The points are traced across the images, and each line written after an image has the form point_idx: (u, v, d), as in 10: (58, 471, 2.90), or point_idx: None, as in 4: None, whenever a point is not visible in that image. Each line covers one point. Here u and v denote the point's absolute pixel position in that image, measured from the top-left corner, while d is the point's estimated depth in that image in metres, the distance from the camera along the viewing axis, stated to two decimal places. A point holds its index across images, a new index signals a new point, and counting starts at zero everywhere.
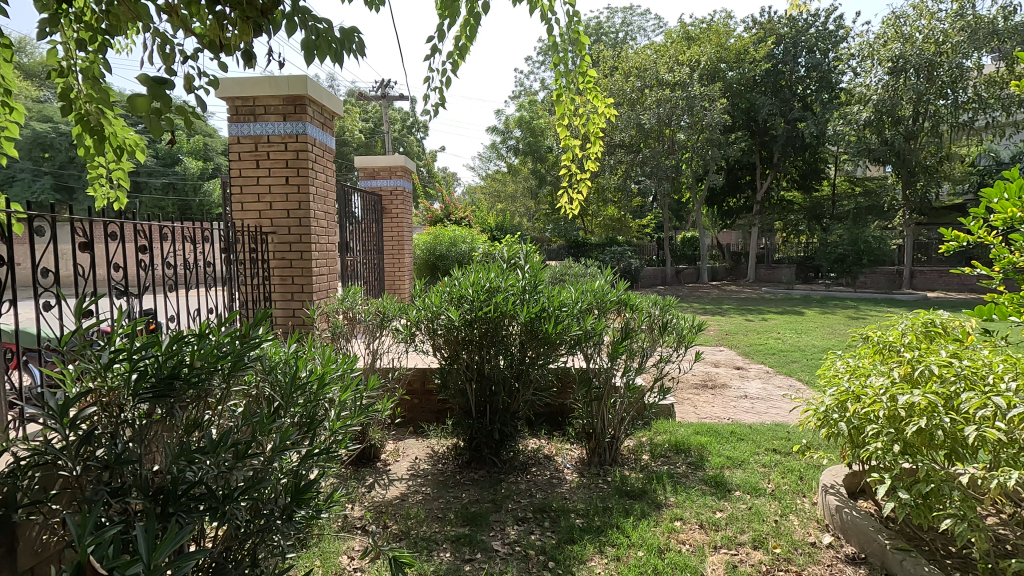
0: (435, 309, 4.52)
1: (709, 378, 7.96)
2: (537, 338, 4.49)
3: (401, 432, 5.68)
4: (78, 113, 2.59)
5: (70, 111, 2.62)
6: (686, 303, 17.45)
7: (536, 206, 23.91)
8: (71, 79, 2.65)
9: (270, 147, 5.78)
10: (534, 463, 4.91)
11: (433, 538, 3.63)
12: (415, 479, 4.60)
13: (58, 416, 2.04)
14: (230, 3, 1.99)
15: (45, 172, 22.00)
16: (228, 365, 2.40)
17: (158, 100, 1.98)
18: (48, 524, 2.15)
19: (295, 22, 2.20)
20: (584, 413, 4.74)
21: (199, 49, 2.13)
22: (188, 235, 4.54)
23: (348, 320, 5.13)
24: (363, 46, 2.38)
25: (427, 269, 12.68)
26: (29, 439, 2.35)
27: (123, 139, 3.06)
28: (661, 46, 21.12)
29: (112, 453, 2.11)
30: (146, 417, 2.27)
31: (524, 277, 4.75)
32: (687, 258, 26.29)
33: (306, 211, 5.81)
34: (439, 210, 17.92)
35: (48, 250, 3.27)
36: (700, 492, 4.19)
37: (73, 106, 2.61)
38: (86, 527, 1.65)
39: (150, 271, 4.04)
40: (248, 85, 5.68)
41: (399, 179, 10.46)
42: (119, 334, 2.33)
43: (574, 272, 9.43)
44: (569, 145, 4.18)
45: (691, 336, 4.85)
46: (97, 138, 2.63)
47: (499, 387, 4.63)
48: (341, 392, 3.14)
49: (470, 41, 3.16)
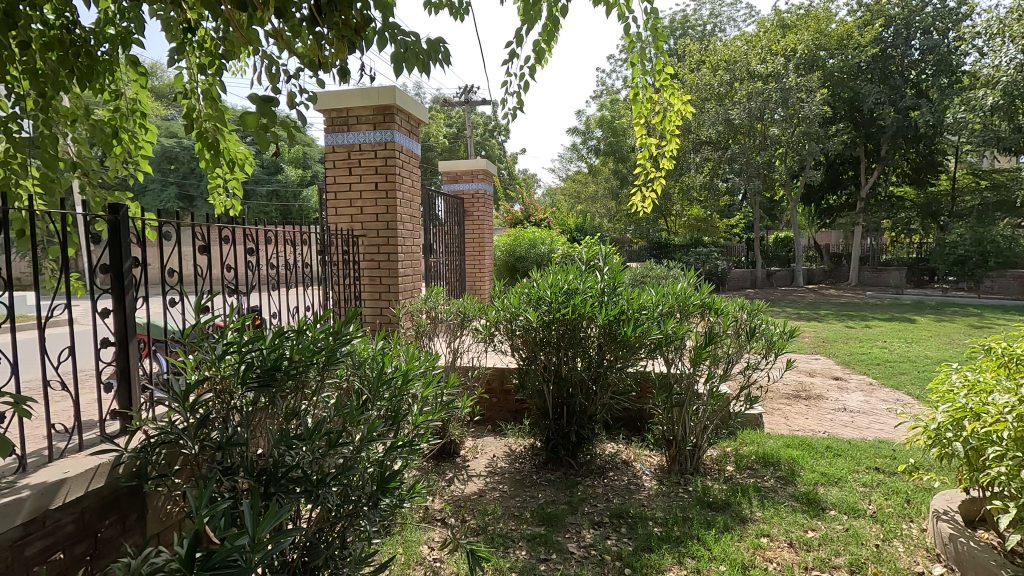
0: (514, 310, 4.62)
1: (802, 388, 7.47)
2: (616, 341, 4.42)
3: (479, 430, 5.81)
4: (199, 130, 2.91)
5: (193, 128, 2.95)
6: (777, 307, 16.48)
7: (617, 207, 23.33)
8: (195, 100, 2.98)
9: (361, 155, 6.14)
10: (611, 467, 4.85)
11: (509, 535, 3.69)
12: (492, 476, 4.71)
13: (181, 400, 2.33)
14: (328, 23, 2.17)
15: (171, 182, 24.63)
16: (323, 359, 2.60)
17: (265, 115, 2.18)
18: (171, 496, 2.45)
19: (386, 37, 2.35)
20: (664, 419, 4.63)
21: (301, 68, 2.34)
22: (289, 238, 4.91)
23: (431, 319, 5.34)
24: (448, 56, 2.49)
25: (507, 270, 12.87)
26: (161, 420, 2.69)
27: (236, 152, 3.40)
28: (753, 36, 20.00)
29: (224, 436, 2.37)
30: (252, 404, 2.52)
31: (603, 278, 4.70)
32: (779, 260, 24.75)
33: (393, 214, 6.11)
34: (519, 212, 18.17)
35: (174, 252, 3.67)
36: (790, 508, 3.95)
37: (195, 124, 2.95)
38: (204, 500, 1.86)
39: (257, 271, 4.41)
40: (343, 97, 6.06)
41: (481, 182, 10.69)
42: (230, 328, 2.59)
43: (656, 274, 9.22)
44: (646, 144, 4.11)
45: (782, 343, 4.57)
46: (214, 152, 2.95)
47: (577, 389, 4.64)
48: (423, 388, 3.29)
49: (549, 45, 3.19)
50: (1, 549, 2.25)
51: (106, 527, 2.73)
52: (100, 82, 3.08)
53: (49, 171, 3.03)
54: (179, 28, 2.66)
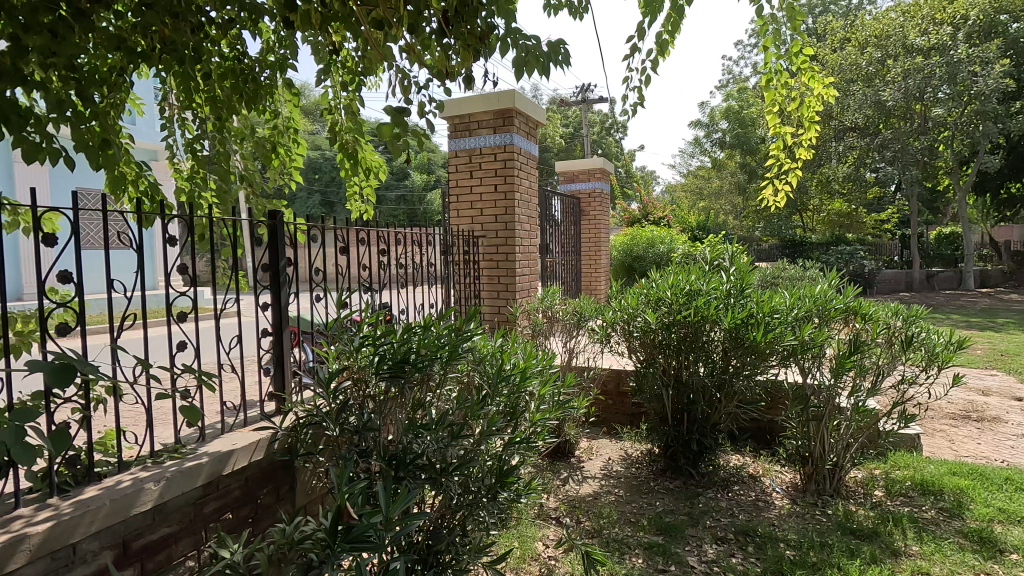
0: (631, 311, 4.52)
1: (973, 408, 6.43)
2: (743, 347, 4.14)
3: (594, 431, 5.76)
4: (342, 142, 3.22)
5: (337, 141, 3.27)
6: (940, 314, 14.36)
7: (744, 203, 21.82)
8: (339, 116, 3.30)
9: (482, 158, 6.36)
10: (737, 481, 4.54)
11: (625, 541, 3.61)
12: (607, 479, 4.64)
13: (325, 386, 2.59)
14: (455, 35, 2.28)
15: (315, 190, 27.42)
16: (446, 354, 2.75)
17: (398, 126, 2.34)
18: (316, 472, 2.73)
19: (508, 42, 2.41)
20: (799, 433, 4.25)
21: (430, 79, 2.49)
22: (415, 239, 5.23)
23: (547, 318, 5.39)
24: (569, 56, 2.50)
25: (625, 270, 12.60)
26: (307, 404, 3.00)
27: (371, 161, 3.70)
28: (911, 5, 17.61)
29: (360, 421, 2.59)
30: (384, 394, 2.73)
31: (729, 279, 4.43)
32: (943, 259, 21.54)
33: (511, 216, 6.26)
34: (637, 211, 17.71)
35: (319, 253, 4.08)
36: (956, 546, 3.42)
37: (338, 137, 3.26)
38: (345, 479, 2.06)
39: (388, 270, 4.76)
40: (466, 103, 6.32)
41: (598, 181, 10.58)
42: (365, 322, 2.83)
43: (790, 274, 8.48)
44: (779, 134, 3.80)
45: (947, 355, 3.98)
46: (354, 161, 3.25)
47: (699, 396, 4.41)
48: (541, 386, 3.33)
49: (672, 36, 3.07)
50: (187, 505, 2.67)
51: (265, 494, 3.12)
52: (262, 104, 3.52)
53: (223, 183, 3.52)
54: (324, 54, 2.98)
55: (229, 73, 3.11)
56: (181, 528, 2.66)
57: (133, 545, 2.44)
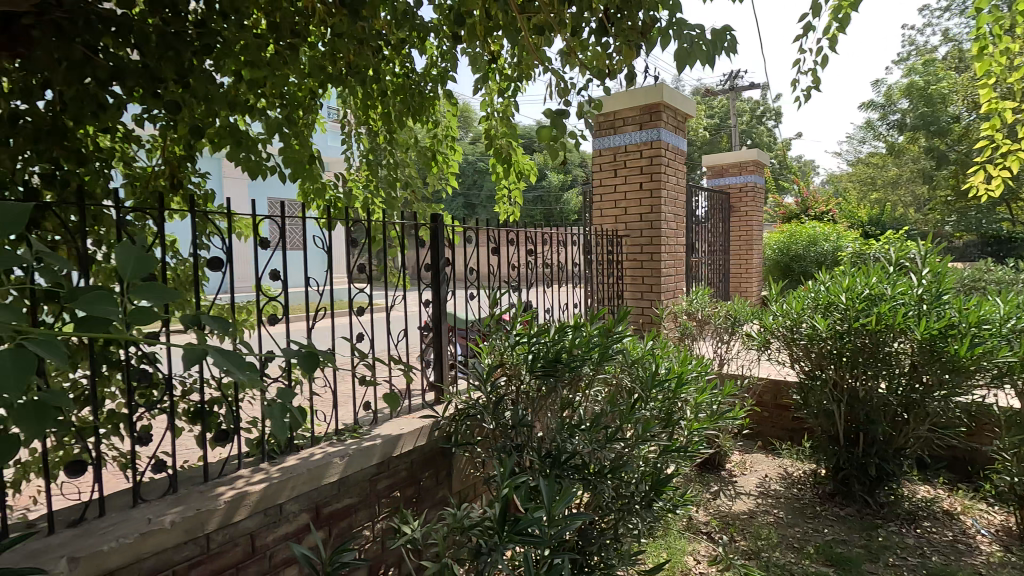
0: (796, 316, 4.13)
1: None
2: (939, 361, 3.57)
3: (748, 445, 5.35)
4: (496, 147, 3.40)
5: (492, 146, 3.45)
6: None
7: (930, 193, 18.79)
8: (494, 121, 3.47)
9: (627, 156, 6.24)
10: (928, 516, 3.93)
11: (789, 568, 3.30)
12: (765, 497, 4.29)
13: (483, 380, 2.74)
14: (616, 32, 2.26)
15: (459, 194, 29.04)
16: (598, 355, 2.75)
17: (556, 128, 2.38)
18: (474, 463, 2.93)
19: (670, 34, 2.32)
20: (1016, 468, 3.54)
21: (588, 79, 2.50)
22: (560, 239, 5.28)
23: (697, 321, 5.13)
24: (736, 43, 2.34)
25: (780, 271, 11.54)
26: (465, 396, 3.18)
27: (523, 163, 3.83)
28: None
29: (516, 416, 2.69)
30: (537, 391, 2.81)
31: (920, 282, 3.84)
32: None
33: (657, 214, 6.05)
34: (794, 206, 16.12)
35: (473, 253, 4.28)
36: None
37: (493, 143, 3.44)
38: (506, 471, 2.14)
39: (535, 270, 4.86)
40: (611, 101, 6.24)
41: (752, 174, 9.79)
42: (519, 320, 2.93)
43: (999, 277, 7.11)
44: (993, 111, 3.21)
45: None
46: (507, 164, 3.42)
47: (880, 415, 3.88)
48: (696, 393, 3.17)
49: (856, 8, 2.74)
50: (364, 480, 2.98)
51: (426, 477, 3.36)
52: (426, 116, 3.79)
53: (392, 189, 3.86)
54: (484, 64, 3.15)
55: (399, 90, 3.43)
56: (359, 500, 2.97)
57: (323, 510, 2.78)
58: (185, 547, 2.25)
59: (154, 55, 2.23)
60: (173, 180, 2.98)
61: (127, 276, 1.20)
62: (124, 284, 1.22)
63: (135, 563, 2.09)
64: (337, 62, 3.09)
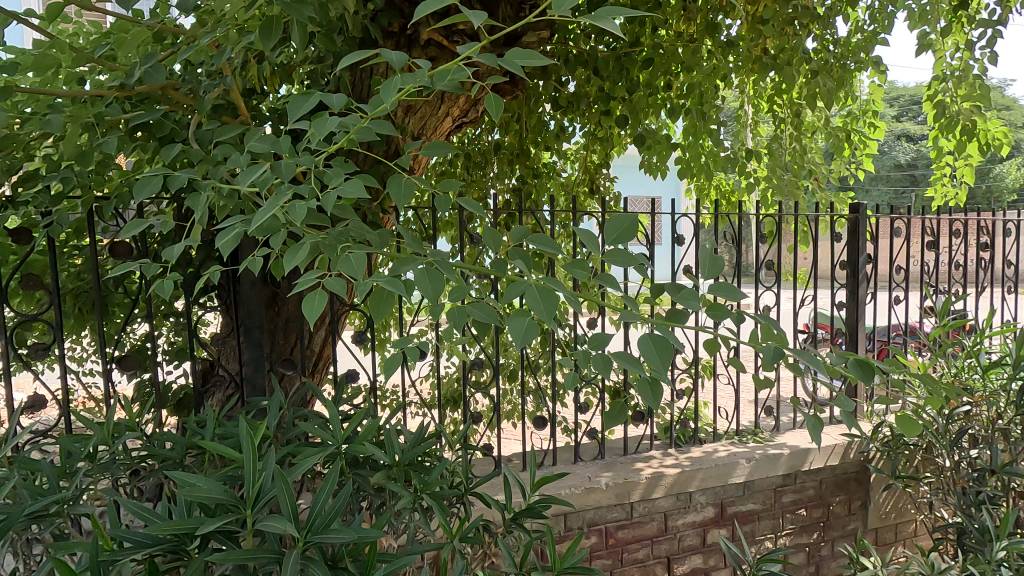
0: None
1: None
2: None
3: None
4: (950, 117, 2.83)
5: (943, 117, 2.85)
6: None
7: None
8: (947, 85, 2.87)
9: None
10: None
11: None
12: None
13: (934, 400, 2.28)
14: None
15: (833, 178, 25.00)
16: None
17: None
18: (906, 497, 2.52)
19: None
20: None
21: None
22: None
23: None
24: None
25: None
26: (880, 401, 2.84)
27: (990, 132, 3.03)
28: None
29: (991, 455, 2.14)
30: None
31: None
32: None
33: None
34: None
35: (900, 248, 3.52)
36: None
37: (946, 113, 2.85)
38: None
39: (992, 269, 3.70)
40: None
41: None
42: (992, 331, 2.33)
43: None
44: None
45: None
46: (964, 135, 2.82)
47: None
48: None
49: None
50: (769, 489, 2.82)
51: (837, 503, 2.95)
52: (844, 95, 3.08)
53: (794, 179, 3.12)
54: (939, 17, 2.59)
55: (818, 68, 2.76)
56: (763, 508, 2.81)
57: (728, 509, 2.75)
58: (615, 510, 2.55)
59: (611, 73, 2.74)
60: (591, 186, 3.29)
61: (707, 275, 1.06)
62: (700, 283, 1.10)
63: (581, 511, 2.47)
64: (745, 45, 2.81)
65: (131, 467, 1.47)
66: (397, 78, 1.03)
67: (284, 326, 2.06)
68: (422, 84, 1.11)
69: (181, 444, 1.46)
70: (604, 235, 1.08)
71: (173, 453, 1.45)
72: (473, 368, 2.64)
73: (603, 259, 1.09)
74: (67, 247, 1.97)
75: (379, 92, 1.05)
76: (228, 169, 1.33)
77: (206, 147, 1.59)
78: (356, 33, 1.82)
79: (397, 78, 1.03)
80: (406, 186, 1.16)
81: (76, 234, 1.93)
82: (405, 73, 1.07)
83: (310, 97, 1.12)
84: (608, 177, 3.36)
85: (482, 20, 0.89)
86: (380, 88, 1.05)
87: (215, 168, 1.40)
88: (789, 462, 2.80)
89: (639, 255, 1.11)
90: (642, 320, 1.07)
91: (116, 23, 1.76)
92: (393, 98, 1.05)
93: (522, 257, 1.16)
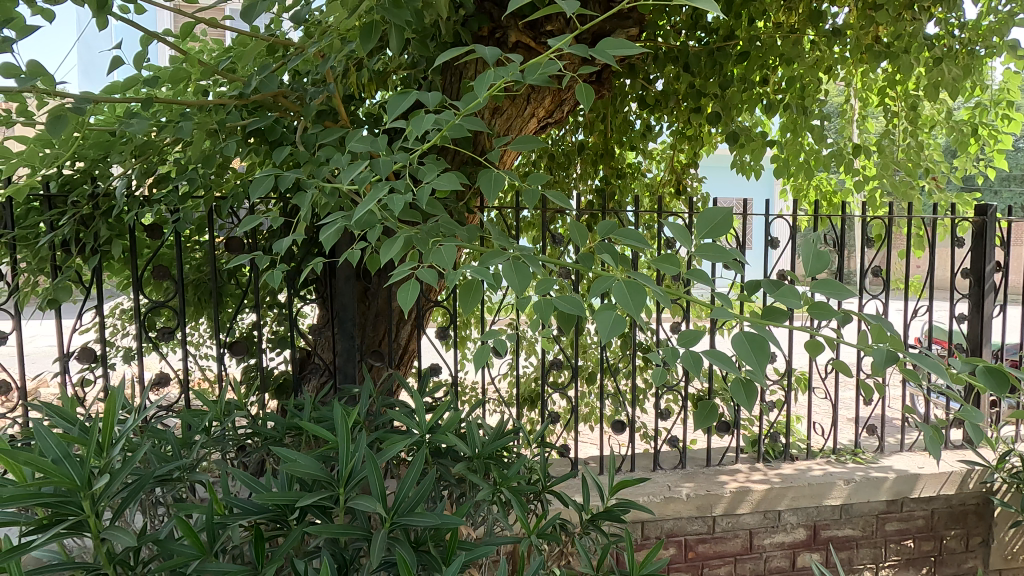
0: None
1: None
2: None
3: None
4: None
5: None
6: None
7: None
8: None
9: None
10: None
11: None
12: None
13: None
14: None
15: None
16: None
17: None
18: None
19: None
20: None
21: None
22: None
23: None
24: None
25: None
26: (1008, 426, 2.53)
27: None
28: None
29: None
30: None
31: None
32: None
33: None
34: None
35: None
36: None
37: None
38: None
39: None
40: None
41: None
42: None
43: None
44: None
45: None
46: None
47: None
48: None
49: None
50: (869, 515, 2.59)
51: (952, 537, 2.66)
52: (972, 85, 2.77)
53: (908, 177, 2.84)
54: None
55: (942, 54, 2.50)
56: (863, 536, 2.59)
57: (822, 532, 2.55)
58: (697, 522, 2.44)
59: (703, 69, 2.64)
60: (678, 186, 3.18)
61: (806, 270, 1.00)
62: (799, 278, 1.03)
63: (661, 521, 2.40)
64: (855, 34, 2.59)
65: (238, 442, 1.60)
66: (489, 72, 1.06)
67: (375, 320, 2.18)
68: (513, 78, 1.13)
69: (282, 425, 1.58)
70: (694, 232, 1.04)
71: (275, 433, 1.57)
72: (553, 368, 2.64)
73: (694, 257, 1.06)
74: (189, 242, 2.19)
75: (472, 86, 1.08)
76: (329, 170, 1.42)
77: (311, 149, 1.71)
78: (448, 38, 1.88)
79: (490, 72, 1.06)
80: (495, 181, 1.19)
81: (198, 230, 2.15)
82: (497, 67, 1.10)
83: (407, 96, 1.18)
84: (695, 177, 3.23)
85: (574, 7, 0.90)
86: (473, 82, 1.08)
87: (318, 168, 1.51)
88: (895, 486, 2.56)
89: (733, 251, 1.06)
90: (733, 317, 1.02)
91: (236, 39, 1.94)
92: (486, 92, 1.08)
93: (608, 251, 1.14)
